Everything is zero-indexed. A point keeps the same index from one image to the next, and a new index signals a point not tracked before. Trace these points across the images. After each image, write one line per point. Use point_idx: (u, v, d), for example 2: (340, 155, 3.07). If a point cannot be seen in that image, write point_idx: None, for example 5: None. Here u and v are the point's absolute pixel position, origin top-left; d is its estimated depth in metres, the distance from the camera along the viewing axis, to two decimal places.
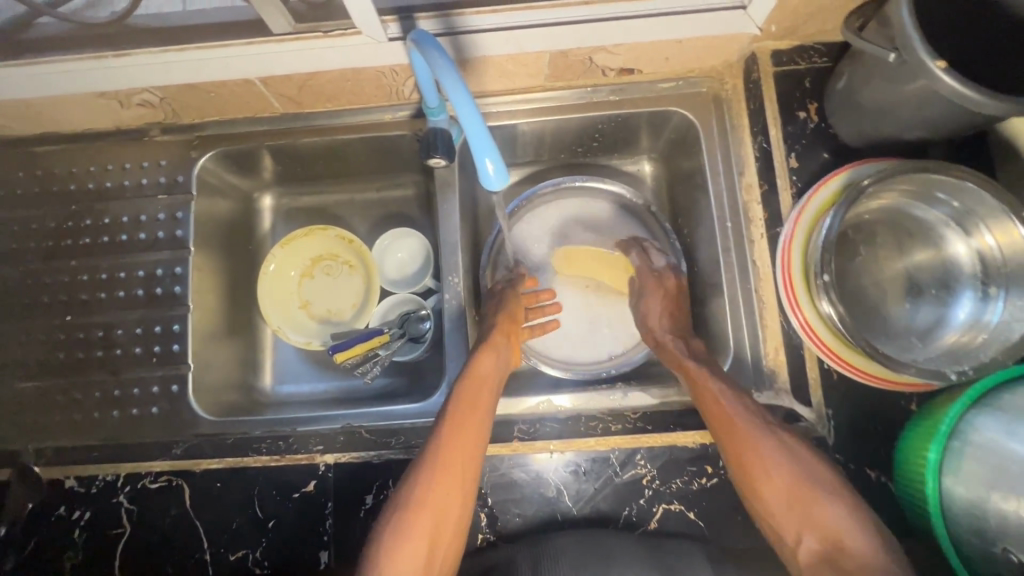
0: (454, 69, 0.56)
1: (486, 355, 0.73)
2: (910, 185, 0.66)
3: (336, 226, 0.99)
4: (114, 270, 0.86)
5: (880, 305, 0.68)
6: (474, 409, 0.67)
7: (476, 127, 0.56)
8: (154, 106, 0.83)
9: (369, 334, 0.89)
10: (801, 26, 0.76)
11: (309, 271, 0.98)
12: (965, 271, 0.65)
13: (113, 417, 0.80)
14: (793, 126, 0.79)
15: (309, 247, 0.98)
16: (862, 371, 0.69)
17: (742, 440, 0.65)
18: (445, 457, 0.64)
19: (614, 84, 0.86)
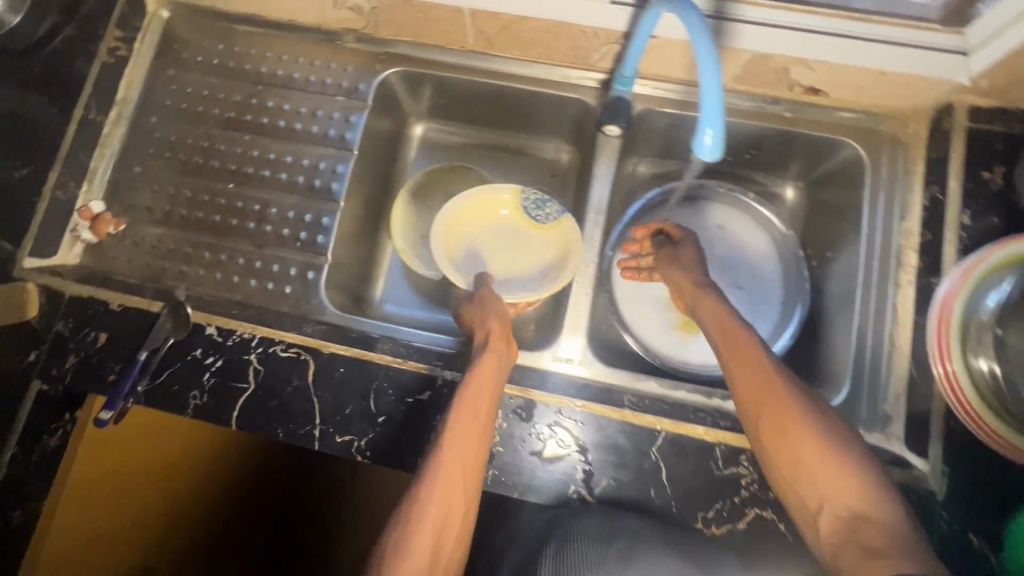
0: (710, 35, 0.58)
1: (488, 360, 0.72)
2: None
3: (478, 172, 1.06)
4: (280, 154, 0.91)
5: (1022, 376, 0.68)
6: (474, 414, 0.67)
7: (712, 84, 0.58)
8: (361, 12, 0.88)
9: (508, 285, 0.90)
10: (1012, 88, 0.75)
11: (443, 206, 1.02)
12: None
13: (250, 284, 0.85)
14: (973, 184, 0.78)
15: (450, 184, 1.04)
16: (994, 435, 0.68)
17: (790, 426, 0.60)
18: (444, 467, 0.62)
19: (795, 100, 0.87)
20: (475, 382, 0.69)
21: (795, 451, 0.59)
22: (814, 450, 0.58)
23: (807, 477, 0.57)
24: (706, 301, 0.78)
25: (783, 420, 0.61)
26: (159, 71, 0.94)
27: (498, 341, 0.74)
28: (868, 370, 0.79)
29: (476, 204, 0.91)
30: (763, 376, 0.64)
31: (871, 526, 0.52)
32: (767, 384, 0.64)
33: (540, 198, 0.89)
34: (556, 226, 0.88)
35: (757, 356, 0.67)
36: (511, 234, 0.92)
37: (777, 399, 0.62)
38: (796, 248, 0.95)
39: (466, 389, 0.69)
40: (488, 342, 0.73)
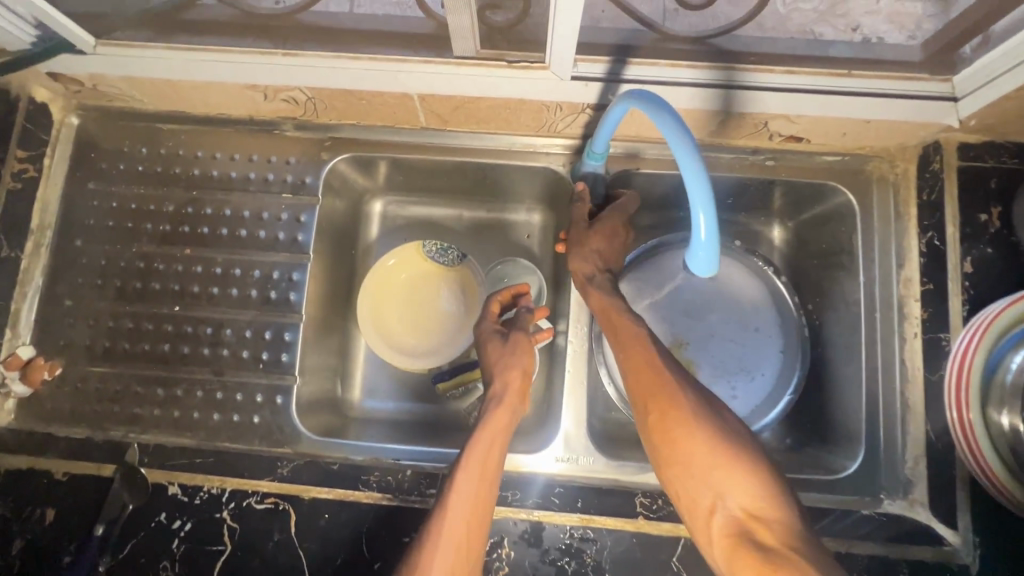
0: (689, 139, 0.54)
1: (500, 414, 0.67)
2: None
3: (417, 244, 0.92)
4: (228, 265, 0.82)
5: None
6: (480, 475, 0.62)
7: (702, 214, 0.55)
8: (297, 103, 0.79)
9: (430, 348, 0.90)
10: (1002, 125, 0.71)
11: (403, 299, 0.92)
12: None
13: (213, 420, 0.77)
14: (970, 227, 0.74)
15: (398, 275, 0.92)
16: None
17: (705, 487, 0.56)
18: (446, 541, 0.58)
19: (775, 149, 0.81)
20: (487, 440, 0.64)
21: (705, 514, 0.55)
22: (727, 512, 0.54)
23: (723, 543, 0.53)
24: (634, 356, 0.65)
25: (676, 430, 0.58)
26: (77, 187, 0.83)
27: (514, 395, 0.69)
28: (883, 432, 0.75)
29: (392, 284, 0.92)
30: (687, 445, 0.57)
31: (768, 535, 0.51)
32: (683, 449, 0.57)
33: (441, 245, 0.91)
34: (457, 268, 0.92)
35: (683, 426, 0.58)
36: (416, 285, 0.92)
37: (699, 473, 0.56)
38: (790, 294, 0.88)
39: (472, 446, 0.64)
40: (505, 397, 0.68)
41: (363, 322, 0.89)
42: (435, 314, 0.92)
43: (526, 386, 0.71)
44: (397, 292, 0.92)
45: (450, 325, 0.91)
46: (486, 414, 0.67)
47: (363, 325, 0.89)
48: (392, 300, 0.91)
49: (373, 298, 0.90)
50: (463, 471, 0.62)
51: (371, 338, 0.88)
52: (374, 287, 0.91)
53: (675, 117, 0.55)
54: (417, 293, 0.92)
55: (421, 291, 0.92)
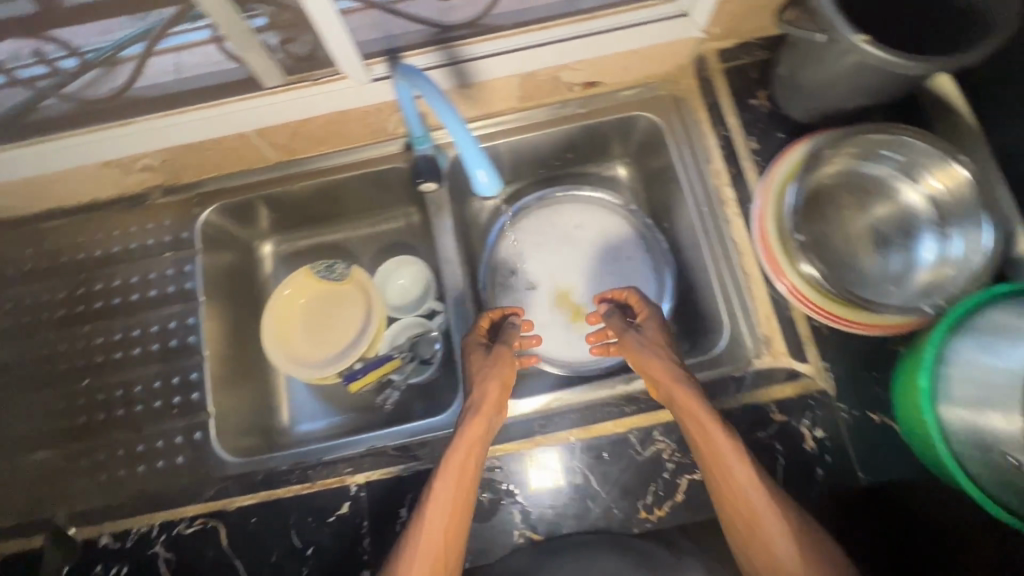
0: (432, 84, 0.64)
1: (475, 425, 0.69)
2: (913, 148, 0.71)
3: (307, 268, 1.00)
4: (127, 330, 0.88)
5: (869, 258, 0.75)
6: (459, 482, 0.66)
7: (482, 170, 0.65)
8: (156, 169, 0.89)
9: (339, 356, 0.95)
10: (739, 25, 0.84)
11: (308, 321, 0.98)
12: (932, 206, 0.72)
13: (139, 471, 0.81)
14: (748, 113, 0.86)
15: (297, 301, 0.99)
16: (852, 323, 0.74)
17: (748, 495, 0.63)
18: (425, 543, 0.63)
19: (581, 98, 0.93)
20: (463, 448, 0.68)
21: (753, 525, 0.62)
22: (767, 515, 0.62)
23: (760, 549, 0.62)
24: (658, 371, 0.70)
25: (711, 444, 0.65)
26: None
27: (490, 406, 0.71)
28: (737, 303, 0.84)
29: (293, 311, 0.98)
30: (722, 465, 0.64)
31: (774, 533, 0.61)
32: (725, 467, 0.64)
33: (327, 263, 0.98)
34: (348, 278, 0.99)
35: (721, 444, 0.65)
36: (315, 305, 0.99)
37: (739, 485, 0.63)
38: (643, 219, 1.00)
39: (453, 453, 0.67)
40: (482, 407, 0.71)
41: (269, 351, 0.93)
42: (339, 324, 0.98)
43: (504, 398, 0.73)
44: (300, 317, 0.98)
45: (354, 330, 0.97)
46: (463, 423, 0.70)
47: (273, 354, 0.94)
48: (297, 325, 0.98)
49: (277, 328, 0.96)
50: (443, 474, 0.67)
51: (282, 363, 0.93)
52: (276, 318, 0.97)
53: (428, 83, 0.64)
54: (318, 311, 0.99)
55: (322, 310, 0.99)
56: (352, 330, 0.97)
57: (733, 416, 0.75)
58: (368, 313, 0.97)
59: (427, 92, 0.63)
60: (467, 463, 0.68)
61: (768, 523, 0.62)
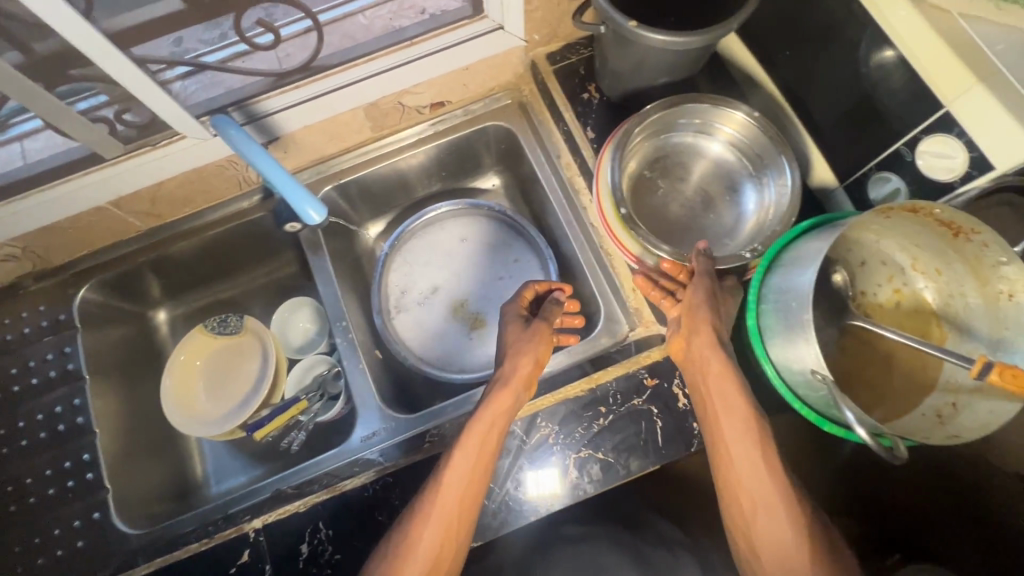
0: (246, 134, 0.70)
1: (501, 402, 0.72)
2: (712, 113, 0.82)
3: (199, 328, 0.99)
4: (11, 423, 0.86)
5: (707, 216, 0.84)
6: (474, 461, 0.69)
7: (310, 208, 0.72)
8: (19, 257, 0.88)
9: (242, 406, 0.95)
10: (557, 29, 0.90)
11: (209, 380, 0.98)
12: (737, 156, 0.84)
13: (38, 564, 0.79)
14: (583, 107, 0.92)
15: (194, 363, 0.98)
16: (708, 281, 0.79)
17: (739, 455, 0.66)
18: (438, 514, 0.66)
19: (433, 118, 0.98)
20: (487, 423, 0.71)
21: (740, 487, 0.66)
22: (760, 483, 0.65)
23: (751, 511, 0.65)
24: (700, 335, 0.71)
25: (732, 406, 0.68)
26: None
27: (518, 382, 0.74)
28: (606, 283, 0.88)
29: (192, 373, 0.98)
30: (733, 430, 0.67)
31: (774, 508, 0.64)
32: (726, 433, 0.67)
33: (220, 318, 0.99)
34: (242, 328, 1.00)
35: (735, 402, 0.68)
36: (213, 362, 0.99)
37: (738, 449, 0.66)
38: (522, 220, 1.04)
39: (475, 428, 0.70)
40: (511, 382, 0.74)
41: (172, 420, 0.93)
42: (241, 376, 0.98)
43: (534, 376, 0.76)
44: (200, 377, 0.98)
45: (255, 377, 0.97)
46: (488, 400, 0.72)
47: (177, 422, 0.93)
48: (199, 386, 0.97)
49: (178, 394, 0.95)
50: (462, 448, 0.69)
51: (186, 427, 0.93)
52: (175, 385, 0.96)
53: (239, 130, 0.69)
54: (217, 368, 0.98)
55: (222, 365, 0.99)
56: (253, 379, 0.97)
57: (610, 389, 0.77)
58: (265, 358, 0.97)
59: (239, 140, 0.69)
60: (489, 439, 0.70)
61: (764, 488, 0.65)
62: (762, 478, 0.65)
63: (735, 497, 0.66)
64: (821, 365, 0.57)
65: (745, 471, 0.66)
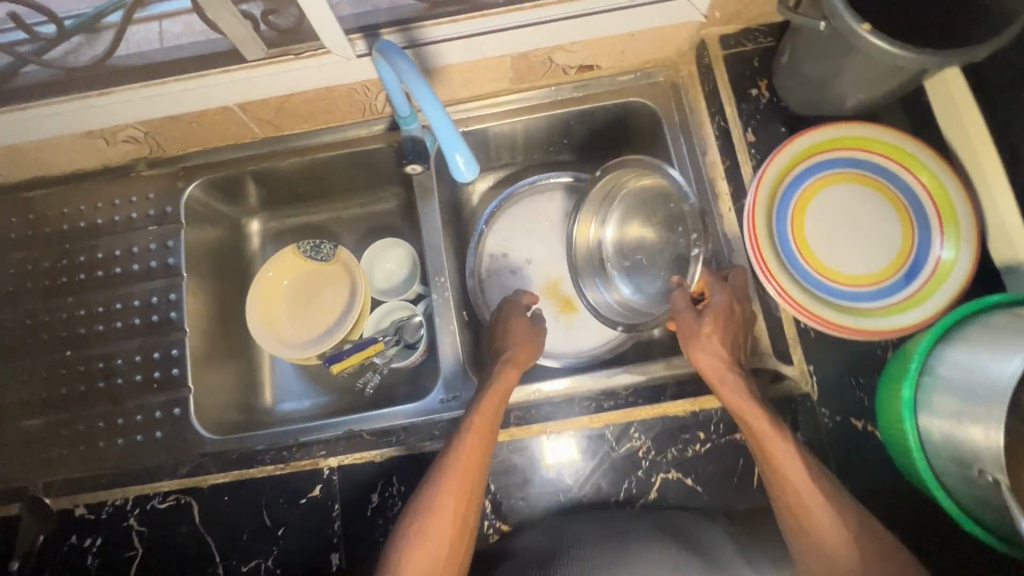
0: (416, 70, 0.61)
1: (496, 388, 0.71)
2: (894, 134, 0.73)
3: (291, 247, 0.97)
4: (109, 303, 0.88)
5: (841, 232, 0.73)
6: (478, 444, 0.66)
7: (460, 155, 0.62)
8: (139, 141, 0.87)
9: (324, 337, 0.95)
10: (743, 9, 0.80)
11: (293, 300, 0.97)
12: (853, 163, 0.74)
13: (118, 444, 0.82)
14: (747, 103, 0.83)
15: (281, 282, 0.97)
16: (861, 330, 0.69)
17: (808, 501, 0.60)
18: (445, 497, 0.63)
19: (576, 81, 0.90)
20: (484, 408, 0.69)
21: (813, 536, 0.59)
22: (832, 531, 0.59)
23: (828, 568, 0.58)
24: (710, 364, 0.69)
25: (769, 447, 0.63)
26: None
27: (511, 370, 0.73)
28: None
29: (278, 291, 0.97)
30: (787, 472, 0.61)
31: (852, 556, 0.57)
32: (785, 475, 0.62)
33: (314, 243, 0.97)
34: (337, 260, 0.98)
35: (777, 444, 0.63)
36: (300, 284, 0.98)
37: (799, 494, 0.61)
38: None
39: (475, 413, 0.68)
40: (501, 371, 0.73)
41: (255, 334, 0.92)
42: (325, 304, 0.97)
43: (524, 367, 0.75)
44: (286, 298, 0.97)
45: (340, 309, 0.96)
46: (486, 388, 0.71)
47: (258, 336, 0.92)
48: (284, 306, 0.96)
49: (262, 309, 0.95)
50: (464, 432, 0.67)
51: (268, 345, 0.92)
52: (261, 299, 0.95)
53: (412, 66, 0.61)
54: (303, 291, 0.98)
55: (308, 291, 0.98)
56: (336, 310, 0.96)
57: (713, 416, 0.72)
58: (352, 293, 0.96)
59: (408, 76, 0.61)
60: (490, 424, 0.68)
61: (832, 535, 0.59)
62: (833, 527, 0.59)
63: (802, 541, 0.60)
64: (999, 471, 0.52)
65: (825, 521, 0.59)
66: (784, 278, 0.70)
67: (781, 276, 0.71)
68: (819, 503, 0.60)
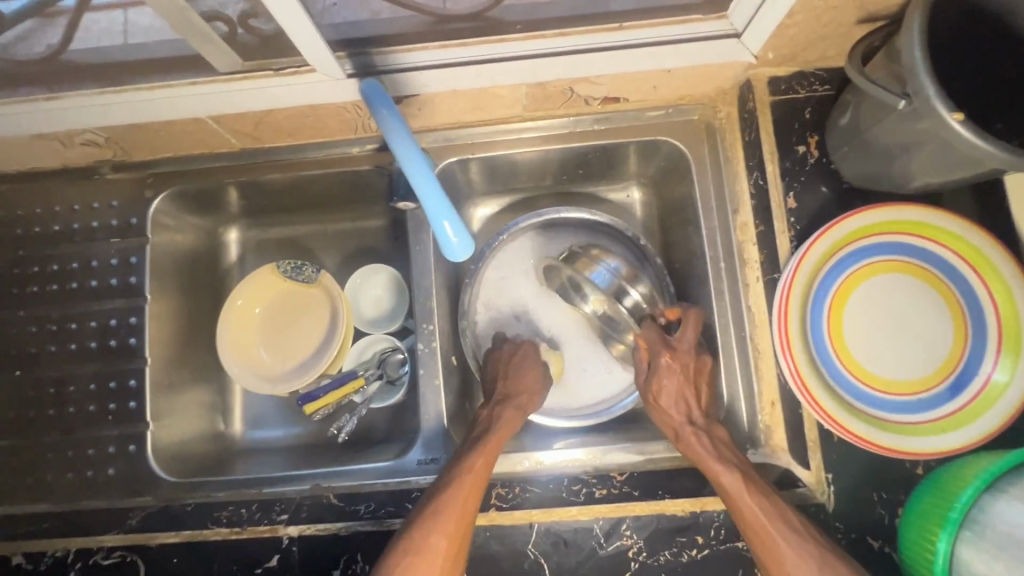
0: (408, 135, 0.54)
1: (495, 434, 0.68)
2: (965, 225, 0.63)
3: (269, 266, 0.89)
4: (64, 321, 0.80)
5: (892, 333, 0.64)
6: (466, 497, 0.63)
7: (448, 226, 0.53)
8: (100, 145, 0.77)
9: (300, 369, 0.87)
10: (801, 52, 0.68)
11: (269, 324, 0.89)
12: (917, 255, 0.64)
13: (66, 480, 0.75)
14: (792, 161, 0.72)
15: (256, 304, 0.89)
16: (896, 449, 0.61)
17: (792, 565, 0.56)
18: (429, 551, 0.60)
19: (599, 112, 0.79)
20: (477, 457, 0.66)
21: None
22: None
23: None
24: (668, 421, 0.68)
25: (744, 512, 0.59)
26: None
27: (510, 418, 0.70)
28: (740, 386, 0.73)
29: (252, 314, 0.88)
30: (770, 535, 0.58)
31: None
32: (769, 539, 0.58)
33: (296, 263, 0.89)
34: (319, 284, 0.89)
35: (754, 502, 0.59)
36: (277, 308, 0.89)
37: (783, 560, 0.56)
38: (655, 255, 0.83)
39: (468, 458, 0.65)
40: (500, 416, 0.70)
41: (225, 363, 0.85)
42: (304, 331, 0.89)
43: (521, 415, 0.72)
44: (261, 321, 0.89)
45: (319, 339, 0.88)
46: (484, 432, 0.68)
47: (229, 365, 0.85)
48: (258, 331, 0.88)
49: (233, 334, 0.86)
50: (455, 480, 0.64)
51: (239, 375, 0.85)
52: (233, 324, 0.87)
53: (403, 130, 0.54)
54: (280, 315, 0.89)
55: (285, 315, 0.89)
56: (314, 340, 0.88)
57: (715, 519, 0.65)
58: (333, 323, 0.87)
59: (398, 141, 0.54)
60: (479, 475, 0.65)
61: None
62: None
63: None
64: None
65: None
66: (812, 379, 0.64)
67: (808, 376, 0.64)
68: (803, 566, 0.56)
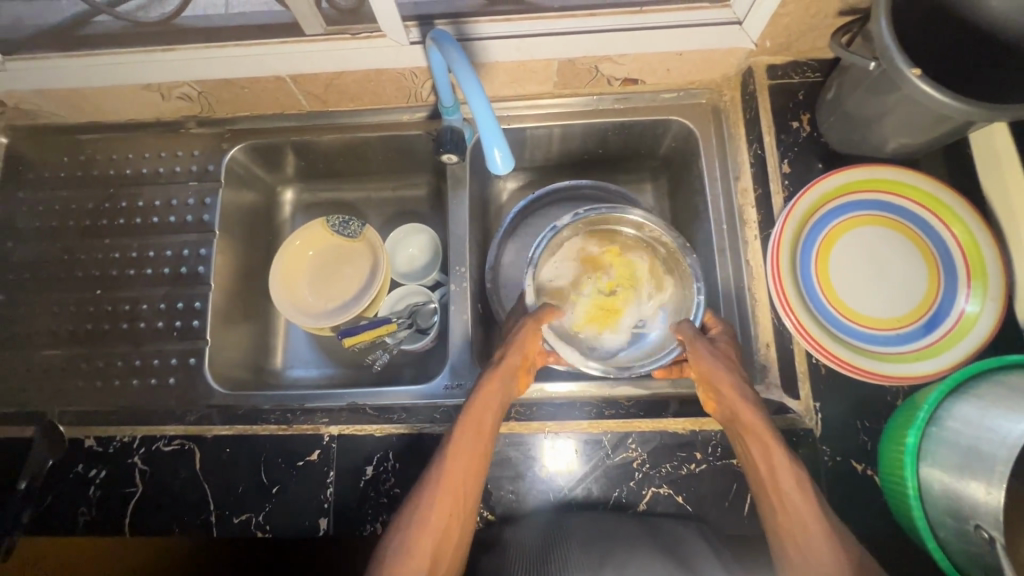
0: (467, 63, 0.63)
1: (497, 376, 0.69)
2: (929, 182, 0.73)
3: (320, 219, 1.00)
4: (142, 250, 0.92)
5: (870, 275, 0.73)
6: (479, 434, 0.65)
7: (498, 150, 0.64)
8: (192, 99, 0.90)
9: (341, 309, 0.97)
10: (795, 42, 0.80)
11: (315, 270, 0.99)
12: (888, 207, 0.74)
13: (132, 385, 0.85)
14: (787, 135, 0.83)
15: (306, 251, 1.00)
16: (876, 373, 0.69)
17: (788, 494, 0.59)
18: (446, 483, 0.61)
19: (618, 93, 0.91)
20: (486, 397, 0.67)
21: (800, 531, 0.57)
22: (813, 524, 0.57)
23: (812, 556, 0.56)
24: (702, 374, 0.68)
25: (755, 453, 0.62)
26: (9, 196, 0.94)
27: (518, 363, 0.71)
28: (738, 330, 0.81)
29: (303, 260, 0.99)
30: (776, 472, 0.60)
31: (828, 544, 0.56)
32: (777, 477, 0.60)
33: (343, 218, 0.98)
34: (363, 237, 1.00)
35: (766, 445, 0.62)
36: (324, 256, 1.00)
37: (786, 493, 0.59)
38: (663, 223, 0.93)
39: (478, 399, 0.67)
40: (507, 361, 0.71)
41: (275, 298, 0.95)
42: (347, 277, 0.99)
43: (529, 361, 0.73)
44: (310, 267, 0.99)
45: (360, 285, 0.98)
46: (488, 376, 0.69)
47: (279, 300, 0.95)
48: (306, 275, 0.99)
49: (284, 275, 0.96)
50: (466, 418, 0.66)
51: (287, 310, 0.95)
52: (286, 266, 0.97)
53: (464, 58, 0.63)
54: (327, 262, 1.00)
55: (331, 263, 1.00)
56: (355, 286, 0.98)
57: (712, 438, 0.73)
58: (373, 271, 0.97)
59: (458, 67, 0.63)
60: (488, 416, 0.66)
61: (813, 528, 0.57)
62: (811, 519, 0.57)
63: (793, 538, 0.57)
64: (995, 527, 0.51)
65: (807, 513, 0.57)
66: (801, 312, 0.72)
67: (800, 311, 0.72)
68: (800, 498, 0.58)
